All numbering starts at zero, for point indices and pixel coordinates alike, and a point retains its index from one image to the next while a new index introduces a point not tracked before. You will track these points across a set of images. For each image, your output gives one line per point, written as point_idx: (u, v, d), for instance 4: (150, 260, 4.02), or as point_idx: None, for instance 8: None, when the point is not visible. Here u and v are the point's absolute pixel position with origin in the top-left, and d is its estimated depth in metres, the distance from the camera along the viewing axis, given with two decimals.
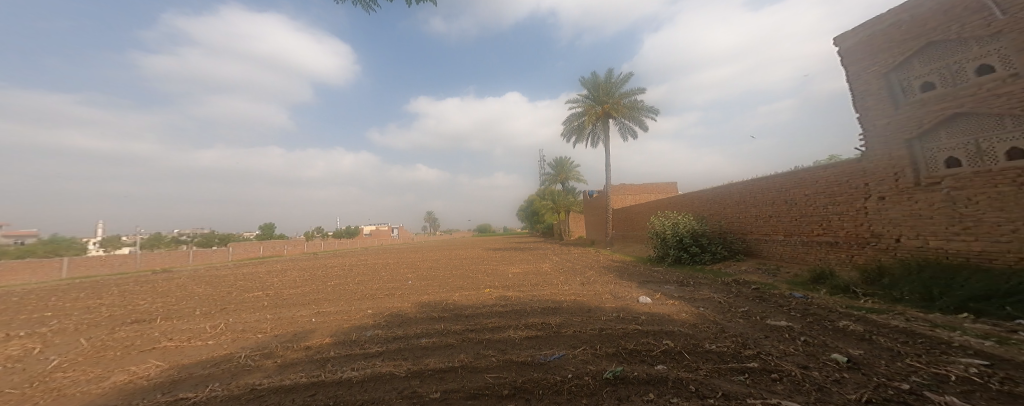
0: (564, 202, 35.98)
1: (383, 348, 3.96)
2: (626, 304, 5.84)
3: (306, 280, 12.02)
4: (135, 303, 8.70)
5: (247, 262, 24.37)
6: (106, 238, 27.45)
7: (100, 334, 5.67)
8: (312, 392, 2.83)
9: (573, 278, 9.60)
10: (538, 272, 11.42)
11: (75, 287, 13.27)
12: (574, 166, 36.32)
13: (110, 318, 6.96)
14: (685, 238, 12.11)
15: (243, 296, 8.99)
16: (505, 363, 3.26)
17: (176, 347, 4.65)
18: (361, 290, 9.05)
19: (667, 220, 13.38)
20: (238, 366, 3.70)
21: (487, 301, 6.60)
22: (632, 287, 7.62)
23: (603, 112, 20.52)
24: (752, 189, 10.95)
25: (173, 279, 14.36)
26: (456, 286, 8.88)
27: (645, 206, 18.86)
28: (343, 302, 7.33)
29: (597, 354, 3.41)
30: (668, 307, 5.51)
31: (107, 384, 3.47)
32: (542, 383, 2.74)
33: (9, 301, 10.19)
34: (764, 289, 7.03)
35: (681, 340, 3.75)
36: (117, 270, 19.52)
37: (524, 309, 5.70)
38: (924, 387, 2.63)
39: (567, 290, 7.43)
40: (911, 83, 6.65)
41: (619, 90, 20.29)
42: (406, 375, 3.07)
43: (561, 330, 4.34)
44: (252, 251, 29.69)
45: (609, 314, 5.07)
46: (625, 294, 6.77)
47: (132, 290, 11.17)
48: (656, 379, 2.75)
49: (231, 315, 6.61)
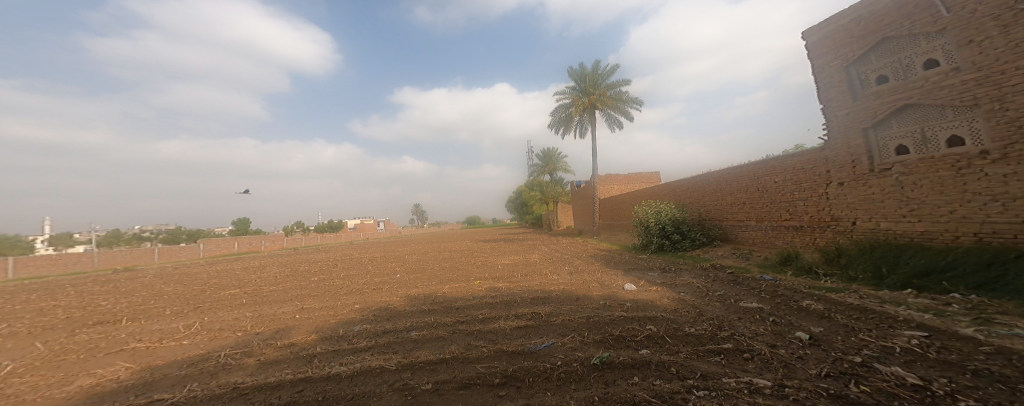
0: (551, 193, 36.18)
1: (372, 342, 3.91)
2: (613, 292, 5.98)
3: (289, 276, 11.64)
4: (98, 303, 8.17)
5: (220, 259, 23.28)
6: (58, 236, 25.75)
7: (60, 337, 5.31)
8: (300, 389, 2.78)
9: (562, 267, 9.74)
10: (528, 262, 11.49)
11: (28, 288, 12.36)
12: (561, 157, 36.46)
13: (70, 320, 6.51)
14: (668, 225, 12.48)
15: (220, 293, 8.62)
16: (496, 353, 3.29)
17: (148, 348, 4.43)
18: (348, 285, 8.86)
19: (651, 209, 13.73)
20: (217, 365, 3.57)
21: (477, 293, 6.61)
22: (618, 275, 7.82)
23: (589, 104, 20.68)
24: (727, 177, 11.40)
25: (140, 277, 13.59)
26: (446, 279, 8.82)
27: (629, 195, 19.25)
28: (329, 298, 7.13)
29: (585, 341, 3.50)
30: (651, 294, 5.69)
31: (72, 388, 3.28)
32: (532, 371, 2.80)
33: None
34: (738, 273, 7.38)
35: (662, 324, 3.93)
36: (73, 270, 18.28)
37: (515, 299, 5.73)
38: (873, 359, 2.86)
39: (557, 280, 7.53)
40: (868, 76, 7.03)
41: (605, 81, 20.44)
42: (396, 368, 3.06)
43: (551, 319, 4.42)
44: (226, 247, 28.42)
45: (595, 302, 5.21)
46: (609, 282, 6.94)
47: (92, 291, 10.47)
48: (640, 363, 2.85)
49: (208, 313, 6.33)
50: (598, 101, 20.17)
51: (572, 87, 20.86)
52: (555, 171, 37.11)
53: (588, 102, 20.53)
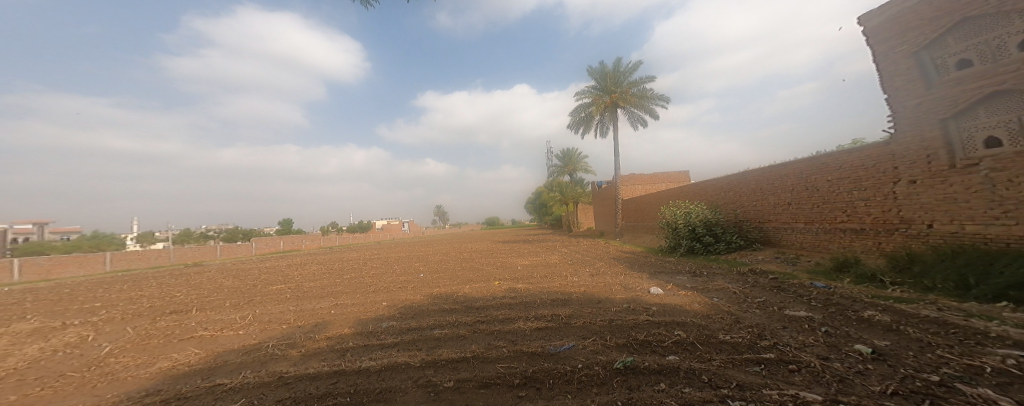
0: (573, 193, 35.49)
1: (398, 339, 4.06)
2: (636, 295, 5.78)
3: (325, 273, 12.42)
4: (171, 294, 9.19)
5: (268, 257, 25.29)
6: (142, 234, 29.36)
7: (144, 323, 6.03)
8: (334, 380, 2.95)
9: (583, 269, 9.55)
10: (548, 264, 11.40)
11: (118, 279, 14.16)
12: (582, 157, 35.88)
13: (152, 308, 7.38)
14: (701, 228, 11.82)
15: (267, 288, 9.36)
16: (516, 353, 3.29)
17: (212, 336, 4.91)
18: (375, 282, 9.27)
19: (681, 210, 13.08)
20: (267, 354, 3.88)
21: (497, 293, 6.66)
22: (643, 278, 7.52)
23: (611, 102, 20.14)
24: (770, 176, 10.62)
25: (204, 272, 15.10)
26: (467, 279, 8.97)
27: (656, 196, 18.51)
28: (359, 295, 7.52)
29: (608, 344, 3.41)
30: (680, 298, 5.43)
31: (153, 369, 3.70)
32: (553, 373, 2.78)
33: (61, 293, 10.95)
34: (783, 279, 6.83)
35: (693, 330, 3.74)
36: (154, 264, 20.66)
37: (535, 300, 5.72)
38: (954, 379, 2.53)
39: (577, 282, 7.40)
40: (945, 61, 6.27)
41: (627, 79, 19.79)
42: (420, 365, 3.15)
43: (571, 321, 4.34)
44: (273, 246, 30.79)
45: (618, 305, 5.06)
46: (634, 285, 6.74)
47: (163, 283, 11.73)
48: (668, 369, 2.73)
49: (258, 306, 6.90)
50: (620, 99, 19.54)
51: (591, 87, 20.42)
52: (577, 171, 36.55)
53: (609, 101, 19.98)
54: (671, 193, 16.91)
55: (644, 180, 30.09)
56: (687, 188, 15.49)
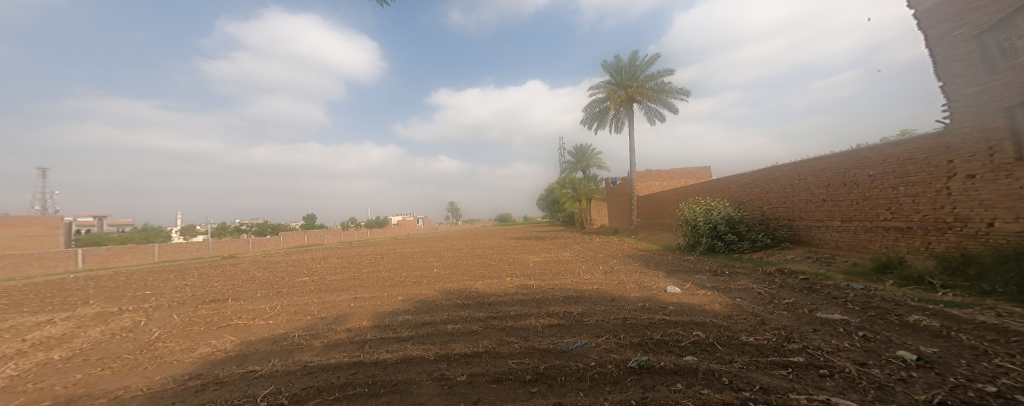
0: (586, 190, 34.67)
1: (414, 332, 4.16)
2: (652, 294, 5.64)
3: (346, 266, 12.90)
4: (210, 284, 9.84)
5: (294, 250, 26.52)
6: (186, 227, 31.58)
7: (187, 310, 6.49)
8: (354, 371, 3.06)
9: (596, 267, 9.41)
10: (561, 261, 11.30)
11: (164, 269, 15.32)
12: (595, 153, 35.16)
13: (194, 296, 7.94)
14: (722, 226, 11.40)
15: (293, 280, 9.83)
16: (527, 349, 3.30)
17: (245, 324, 5.22)
18: (392, 277, 9.53)
19: (699, 208, 12.67)
20: (293, 344, 4.09)
21: (509, 290, 6.68)
22: (659, 277, 7.32)
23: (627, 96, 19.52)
24: (803, 171, 10.06)
25: (238, 263, 16.07)
26: (479, 275, 9.05)
27: (674, 192, 17.95)
28: (376, 289, 7.75)
29: (621, 343, 3.35)
30: (700, 298, 5.26)
31: (195, 354, 3.99)
32: (565, 370, 2.77)
33: (116, 281, 11.97)
34: (815, 280, 6.46)
35: (713, 330, 3.61)
36: (196, 255, 22.17)
37: (547, 297, 5.69)
38: (1014, 390, 2.32)
39: (591, 279, 7.31)
40: (1009, 43, 5.63)
41: (643, 73, 19.17)
42: (434, 358, 3.22)
43: (584, 319, 4.30)
44: (299, 240, 32.25)
45: (633, 304, 4.95)
46: (650, 283, 6.58)
47: (202, 274, 12.56)
48: (685, 370, 2.66)
49: (285, 297, 7.26)
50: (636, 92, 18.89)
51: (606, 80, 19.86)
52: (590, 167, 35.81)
53: (625, 94, 19.37)
54: (692, 187, 16.33)
55: (661, 176, 29.14)
56: (711, 183, 14.92)
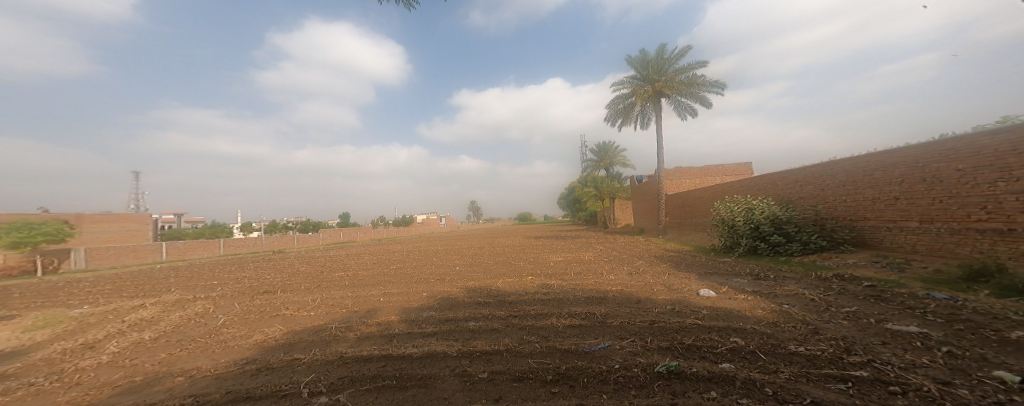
0: (608, 188, 32.99)
1: (437, 328, 4.27)
2: (683, 297, 5.34)
3: (376, 263, 13.52)
4: (263, 276, 10.75)
5: (330, 247, 28.23)
6: (243, 224, 34.73)
7: (245, 300, 7.15)
8: (383, 364, 3.20)
9: (621, 267, 9.09)
10: (582, 261, 11.03)
11: (224, 262, 16.95)
12: (619, 150, 33.78)
13: (251, 287, 8.72)
14: (766, 228, 10.57)
15: (331, 275, 10.47)
16: (548, 349, 3.26)
17: (291, 315, 5.64)
18: (417, 274, 9.83)
19: (739, 208, 11.84)
20: (330, 335, 4.36)
21: (529, 289, 6.64)
22: (691, 279, 6.93)
23: (653, 91, 18.56)
24: (869, 166, 9.06)
25: (284, 258, 17.42)
26: (500, 273, 9.09)
27: (707, 191, 16.96)
28: (403, 285, 8.04)
29: (648, 347, 3.21)
30: (738, 303, 4.90)
31: (251, 341, 4.38)
32: (587, 372, 2.70)
33: (186, 272, 13.43)
34: (883, 287, 5.79)
35: (754, 338, 3.36)
36: (252, 249, 24.32)
37: (568, 297, 5.58)
38: None
39: (614, 280, 7.08)
40: None
41: (672, 66, 18.13)
42: (456, 355, 3.28)
43: (607, 320, 4.17)
44: (335, 237, 34.23)
45: (661, 306, 4.73)
46: (681, 285, 6.25)
47: (256, 267, 13.75)
48: (721, 378, 2.50)
49: (324, 291, 7.76)
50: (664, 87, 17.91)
51: (631, 76, 18.98)
52: (614, 164, 34.48)
53: (652, 90, 18.42)
54: (729, 186, 15.34)
55: (693, 172, 27.41)
56: (755, 181, 13.94)
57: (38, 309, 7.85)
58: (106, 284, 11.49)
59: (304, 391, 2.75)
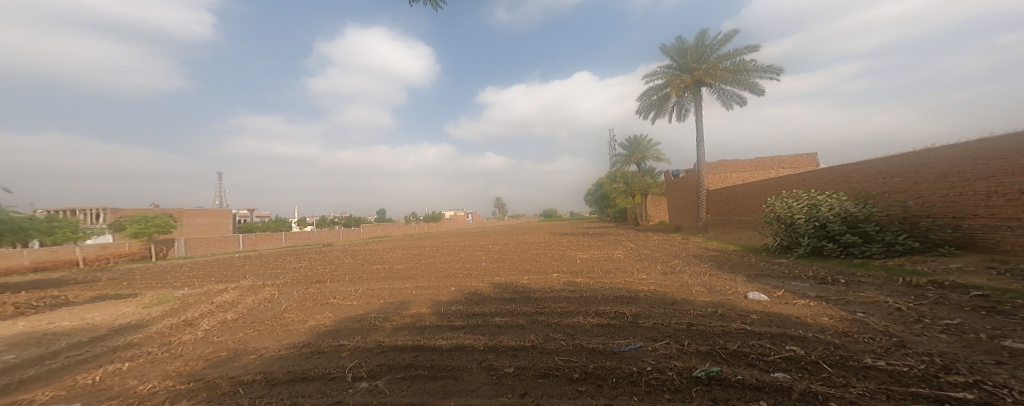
0: (638, 184, 31.32)
1: (465, 322, 4.35)
2: (727, 300, 4.98)
3: (410, 256, 14.12)
4: (313, 267, 11.67)
5: (368, 240, 29.92)
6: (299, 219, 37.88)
7: (300, 288, 7.81)
8: (414, 354, 3.33)
9: (655, 267, 8.68)
10: (611, 259, 10.67)
11: (282, 253, 18.63)
12: (651, 143, 32.04)
13: (308, 277, 9.52)
14: (835, 227, 9.33)
15: (370, 267, 11.10)
16: (575, 347, 3.20)
17: (337, 304, 6.07)
18: (445, 268, 10.11)
19: (801, 206, 10.68)
20: (370, 324, 4.63)
21: (555, 286, 6.55)
22: (739, 281, 6.43)
23: (692, 80, 17.38)
24: (976, 152, 7.45)
25: (329, 251, 18.74)
26: (526, 269, 9.06)
27: (759, 186, 15.65)
28: (433, 278, 8.32)
29: (685, 350, 3.04)
30: (794, 308, 4.46)
31: (306, 325, 4.78)
32: (616, 372, 2.62)
33: (251, 261, 14.93)
34: (994, 296, 4.94)
35: (815, 347, 3.05)
36: (308, 241, 26.54)
37: (597, 296, 5.42)
38: None
39: (647, 280, 6.77)
40: None
41: (714, 53, 16.82)
42: (483, 349, 3.32)
43: (638, 321, 4.00)
44: (373, 231, 36.18)
45: (700, 309, 4.44)
46: (726, 287, 5.81)
47: (308, 258, 14.96)
48: (771, 387, 2.31)
49: (364, 282, 8.25)
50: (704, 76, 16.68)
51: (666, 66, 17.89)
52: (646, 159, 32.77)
53: (691, 79, 17.26)
54: (791, 176, 13.78)
55: (740, 165, 25.06)
56: (820, 172, 12.32)
57: (152, 288, 9.31)
58: (197, 269, 13.31)
59: (347, 376, 2.95)
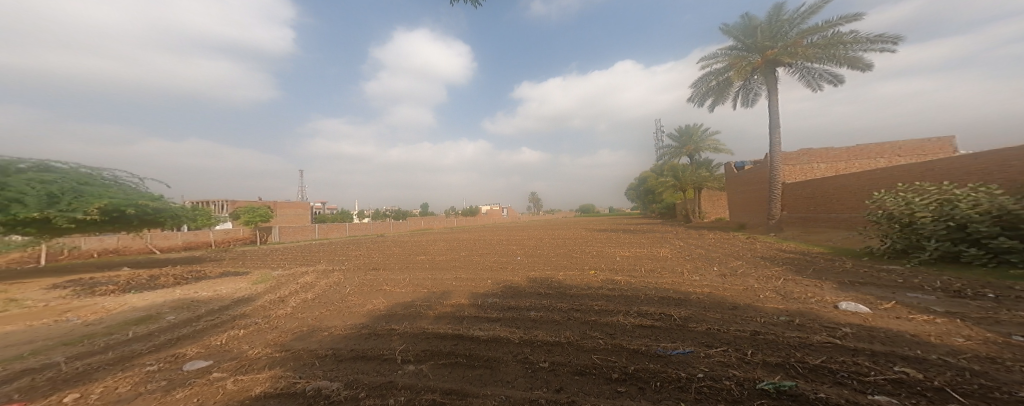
0: (689, 179, 29.23)
1: (501, 315, 4.42)
2: (809, 308, 4.45)
3: (452, 249, 14.65)
4: (367, 256, 12.61)
5: (415, 232, 31.54)
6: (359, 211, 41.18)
7: (356, 275, 8.49)
8: (454, 342, 3.47)
9: (705, 266, 8.07)
10: (655, 257, 10.14)
11: (341, 242, 20.37)
12: (705, 133, 29.55)
13: (367, 264, 10.34)
14: (979, 227, 6.40)
15: (415, 258, 11.71)
16: (614, 347, 3.11)
17: (388, 291, 6.50)
18: (483, 261, 10.33)
19: (929, 200, 7.57)
20: (415, 311, 4.90)
21: (593, 283, 6.39)
22: (819, 288, 5.69)
23: (765, 61, 15.72)
24: None
25: (379, 241, 20.09)
26: (562, 265, 8.95)
27: (854, 178, 13.62)
28: (471, 271, 8.54)
29: (747, 360, 2.80)
30: (896, 324, 3.85)
31: (365, 309, 5.20)
32: (660, 376, 2.50)
33: (316, 249, 16.54)
34: None
35: (936, 370, 2.59)
36: (366, 232, 28.75)
37: (639, 296, 5.19)
38: None
39: (697, 281, 6.32)
40: None
41: (795, 29, 14.99)
42: (518, 342, 3.35)
43: (687, 324, 3.78)
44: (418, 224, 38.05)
45: (770, 317, 4.04)
46: (808, 294, 5.21)
47: (364, 247, 16.20)
48: None
49: (409, 272, 8.72)
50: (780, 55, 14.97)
51: (733, 47, 16.53)
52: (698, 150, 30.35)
53: (762, 60, 15.65)
54: (911, 168, 11.20)
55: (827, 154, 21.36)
56: (954, 160, 9.79)
57: (257, 267, 10.91)
58: (281, 254, 15.13)
59: (398, 357, 3.17)
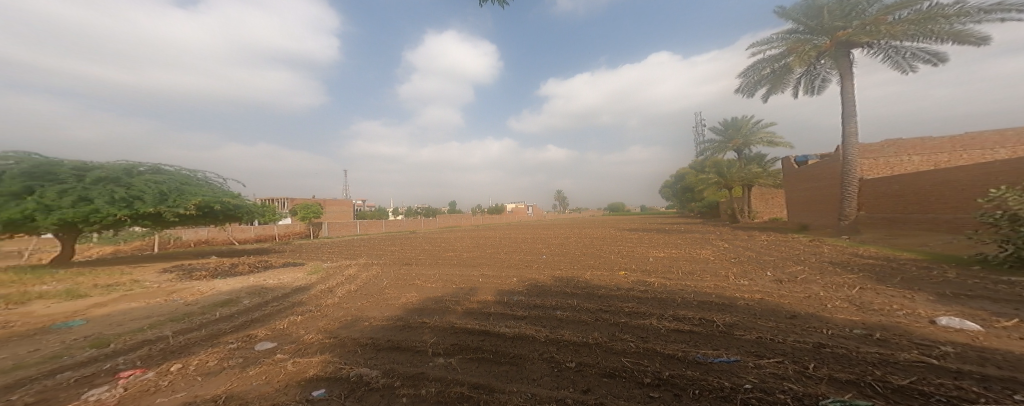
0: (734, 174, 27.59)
1: (527, 313, 4.43)
2: (898, 323, 4.01)
3: (479, 246, 14.88)
4: (400, 251, 13.12)
5: (444, 230, 32.33)
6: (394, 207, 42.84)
7: (390, 270, 8.85)
8: (482, 338, 3.52)
9: (744, 269, 7.62)
10: (690, 258, 9.72)
11: (376, 238, 21.31)
12: (753, 126, 27.81)
13: (400, 259, 10.73)
14: None
15: (444, 254, 12.02)
16: (646, 351, 3.02)
17: (420, 285, 6.71)
18: (509, 259, 10.40)
19: None
20: (444, 306, 5.04)
21: (623, 283, 6.24)
22: (906, 300, 5.10)
23: (833, 43, 14.33)
24: None
25: (410, 238, 20.82)
26: (588, 264, 8.82)
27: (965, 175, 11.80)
28: (497, 268, 8.63)
29: (808, 374, 2.62)
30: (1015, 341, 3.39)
31: (402, 302, 5.41)
32: (699, 384, 2.39)
33: (354, 244, 17.42)
34: None
35: None
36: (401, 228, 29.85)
37: (674, 299, 5.00)
38: None
39: (739, 285, 5.96)
40: None
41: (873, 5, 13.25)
42: (545, 341, 3.35)
43: (730, 331, 3.59)
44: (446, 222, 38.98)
45: (842, 329, 3.74)
46: (894, 306, 4.70)
47: (397, 243, 16.85)
48: None
49: (437, 268, 8.97)
50: (853, 35, 13.54)
51: (795, 29, 15.15)
52: (749, 144, 28.51)
53: (831, 41, 14.27)
54: None
55: None
56: None
57: (313, 259, 11.75)
58: (330, 247, 16.10)
59: (428, 350, 3.28)
